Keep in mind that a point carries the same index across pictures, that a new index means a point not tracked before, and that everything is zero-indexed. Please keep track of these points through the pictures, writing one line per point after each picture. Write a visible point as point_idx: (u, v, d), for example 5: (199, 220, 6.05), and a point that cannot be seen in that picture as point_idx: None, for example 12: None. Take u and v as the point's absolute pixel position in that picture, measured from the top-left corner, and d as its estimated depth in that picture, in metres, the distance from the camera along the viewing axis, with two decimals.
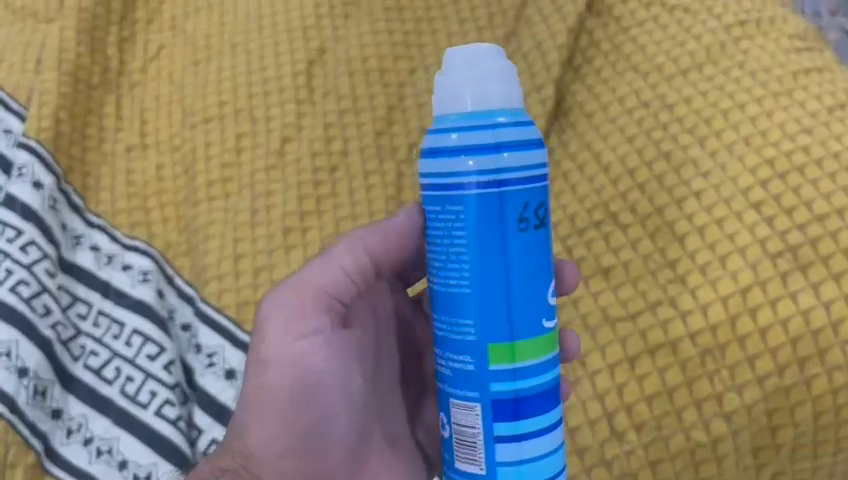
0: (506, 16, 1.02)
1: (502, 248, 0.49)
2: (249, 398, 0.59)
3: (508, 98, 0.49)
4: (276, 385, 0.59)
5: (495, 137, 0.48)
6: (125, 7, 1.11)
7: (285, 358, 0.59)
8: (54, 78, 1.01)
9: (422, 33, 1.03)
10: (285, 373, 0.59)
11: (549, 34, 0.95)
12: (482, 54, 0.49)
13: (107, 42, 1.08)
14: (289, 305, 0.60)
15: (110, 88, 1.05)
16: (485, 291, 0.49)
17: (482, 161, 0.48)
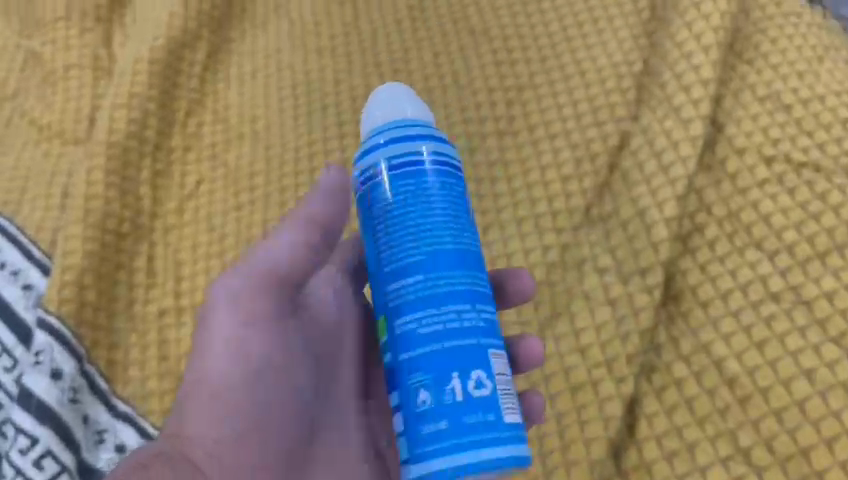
0: (596, 170, 0.85)
1: (450, 209, 0.59)
2: (191, 386, 0.64)
3: (419, 114, 0.62)
4: (222, 371, 0.63)
5: (410, 139, 0.60)
6: (160, 136, 1.01)
7: (226, 348, 0.64)
8: (79, 230, 0.89)
9: (495, 180, 0.88)
10: (230, 360, 0.63)
11: (655, 201, 0.80)
12: (396, 94, 0.62)
13: (139, 180, 0.97)
14: (241, 289, 0.64)
15: (141, 234, 0.93)
16: (453, 240, 0.57)
17: (396, 152, 0.59)
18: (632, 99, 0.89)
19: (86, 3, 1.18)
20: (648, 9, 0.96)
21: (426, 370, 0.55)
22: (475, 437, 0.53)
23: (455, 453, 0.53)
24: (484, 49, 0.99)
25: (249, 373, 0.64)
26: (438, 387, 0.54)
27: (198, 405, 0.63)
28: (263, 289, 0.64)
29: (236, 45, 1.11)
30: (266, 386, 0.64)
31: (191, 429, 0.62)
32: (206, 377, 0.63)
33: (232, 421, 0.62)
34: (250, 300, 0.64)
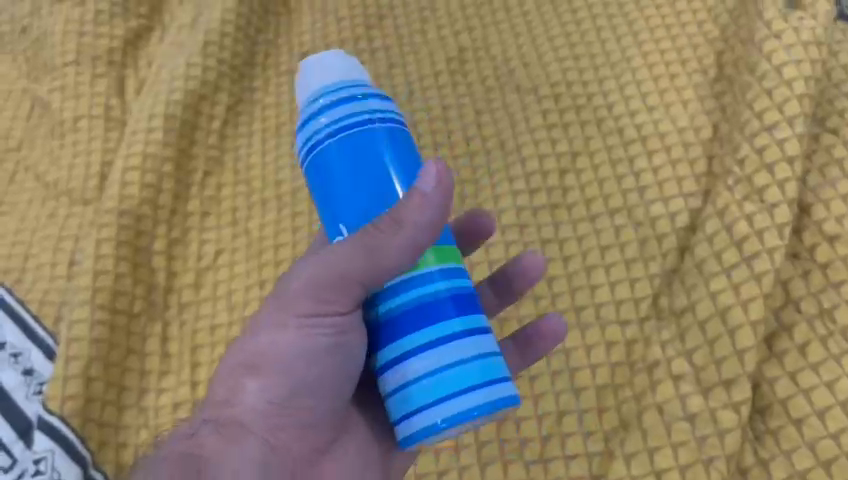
0: (665, 254, 0.77)
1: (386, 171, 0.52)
2: (252, 357, 0.57)
3: (346, 75, 0.53)
4: (287, 350, 0.56)
5: (347, 102, 0.52)
6: (176, 200, 0.92)
7: (294, 330, 0.55)
8: (87, 313, 0.80)
9: (551, 260, 0.80)
10: (299, 337, 0.55)
11: (738, 302, 0.69)
12: (324, 56, 0.54)
13: (152, 251, 0.88)
14: (326, 261, 0.53)
15: (155, 312, 0.85)
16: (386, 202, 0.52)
17: (335, 116, 0.52)
18: (702, 171, 0.81)
19: (98, 46, 1.09)
20: (714, 67, 0.88)
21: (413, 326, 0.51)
22: (461, 374, 0.50)
23: (447, 401, 0.50)
24: (532, 109, 0.91)
25: (315, 358, 0.56)
26: (438, 335, 0.51)
27: (257, 378, 0.56)
28: (335, 277, 0.52)
29: (259, 96, 1.03)
30: (329, 360, 0.56)
31: (242, 403, 0.56)
32: (268, 350, 0.56)
33: (289, 402, 0.56)
34: (316, 284, 0.53)
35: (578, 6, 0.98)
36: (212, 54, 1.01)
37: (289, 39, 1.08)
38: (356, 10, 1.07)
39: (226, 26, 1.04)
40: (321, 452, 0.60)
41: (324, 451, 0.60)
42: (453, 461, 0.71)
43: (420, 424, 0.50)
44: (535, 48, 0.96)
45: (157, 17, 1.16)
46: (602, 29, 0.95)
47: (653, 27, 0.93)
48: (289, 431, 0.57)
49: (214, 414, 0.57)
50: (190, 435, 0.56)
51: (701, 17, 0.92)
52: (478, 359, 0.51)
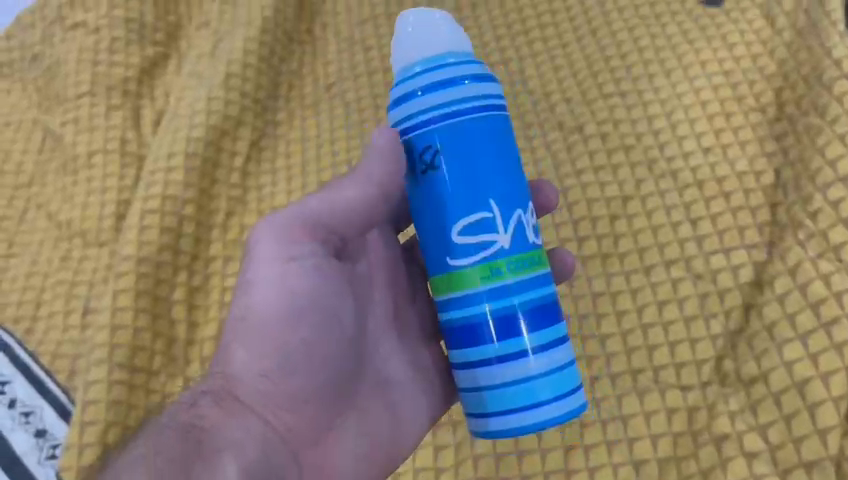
0: (728, 311, 0.72)
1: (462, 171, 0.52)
2: (235, 331, 0.60)
3: (448, 49, 0.53)
4: (262, 310, 0.59)
5: (443, 86, 0.52)
6: (197, 244, 0.87)
7: (269, 283, 0.60)
8: (104, 373, 0.74)
9: (603, 316, 0.75)
10: (273, 294, 0.60)
11: (819, 375, 0.63)
12: (428, 21, 0.53)
13: (172, 300, 0.82)
14: (279, 222, 0.61)
15: (175, 368, 0.79)
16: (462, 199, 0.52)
17: (430, 100, 0.52)
18: (765, 221, 0.76)
19: (113, 75, 1.04)
20: (773, 106, 0.82)
21: (501, 331, 0.52)
22: (539, 384, 0.51)
23: (531, 410, 0.51)
24: (577, 149, 0.86)
25: (290, 310, 0.59)
26: (514, 349, 0.51)
27: (241, 344, 0.59)
28: (302, 230, 0.61)
29: (284, 130, 0.98)
30: (311, 319, 0.60)
31: (235, 371, 0.59)
32: (249, 318, 0.60)
33: (274, 362, 0.59)
34: (288, 239, 0.61)
35: (622, 37, 0.92)
36: (234, 86, 0.96)
37: (313, 69, 1.03)
38: (384, 38, 1.02)
39: (249, 57, 0.98)
40: (317, 423, 0.61)
41: (320, 423, 0.61)
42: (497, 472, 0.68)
43: (495, 426, 0.52)
44: (576, 83, 0.91)
45: (174, 43, 1.11)
46: (650, 62, 0.89)
47: (704, 61, 0.87)
48: (279, 396, 0.59)
49: (212, 385, 0.58)
50: (190, 405, 0.57)
51: (756, 50, 0.86)
52: (552, 375, 0.52)
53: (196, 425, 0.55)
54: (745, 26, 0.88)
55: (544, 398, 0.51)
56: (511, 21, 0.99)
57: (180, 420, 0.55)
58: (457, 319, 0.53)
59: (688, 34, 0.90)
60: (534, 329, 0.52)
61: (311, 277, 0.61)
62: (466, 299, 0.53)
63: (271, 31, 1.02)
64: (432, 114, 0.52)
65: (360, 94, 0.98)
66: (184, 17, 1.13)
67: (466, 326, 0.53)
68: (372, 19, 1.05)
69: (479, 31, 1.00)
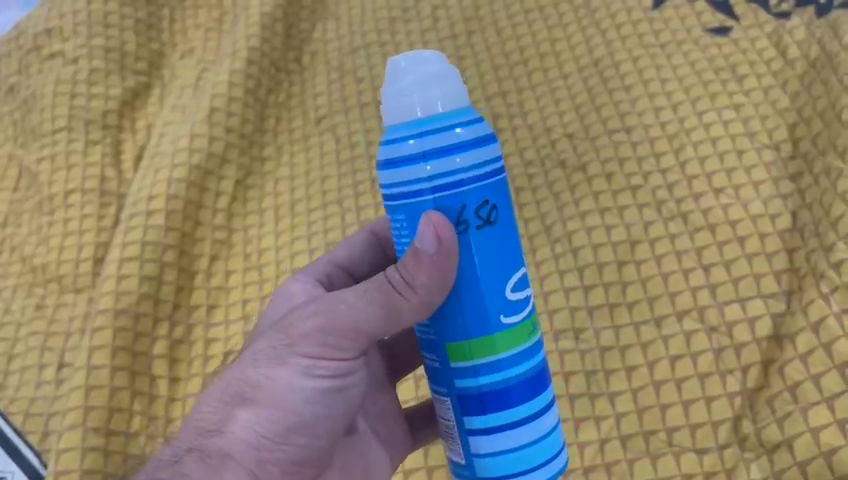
0: (745, 368, 0.67)
1: (475, 246, 0.44)
2: (241, 391, 0.49)
3: (452, 100, 0.43)
4: (284, 389, 0.48)
5: (454, 149, 0.42)
6: (179, 292, 0.82)
7: (300, 368, 0.48)
8: (77, 439, 0.69)
9: (612, 372, 0.70)
10: (299, 380, 0.48)
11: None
12: (423, 62, 0.43)
13: (153, 355, 0.77)
14: (332, 303, 0.48)
15: (155, 429, 0.74)
16: (475, 269, 0.44)
17: (437, 168, 0.42)
18: (782, 267, 0.71)
19: (92, 108, 0.98)
20: (788, 142, 0.78)
21: (494, 403, 0.46)
22: (525, 455, 0.46)
23: (520, 478, 0.46)
24: (580, 189, 0.81)
25: (315, 396, 0.49)
26: (517, 414, 0.46)
27: (248, 412, 0.49)
28: (354, 330, 0.48)
29: (271, 167, 0.93)
30: (333, 402, 0.50)
31: (234, 434, 0.48)
32: (265, 389, 0.48)
33: (281, 441, 0.49)
34: (343, 332, 0.47)
35: (625, 69, 0.88)
36: (218, 121, 0.91)
37: (302, 101, 0.98)
38: (376, 69, 0.98)
39: (234, 90, 0.94)
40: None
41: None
42: None
43: None
44: (578, 117, 0.87)
45: (156, 72, 1.05)
46: (655, 95, 0.85)
47: (713, 94, 0.83)
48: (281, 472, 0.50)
49: (199, 441, 0.49)
50: (173, 461, 0.48)
51: (767, 82, 0.82)
52: (548, 439, 0.47)
53: None
54: (754, 57, 0.84)
55: (529, 469, 0.47)
56: (509, 51, 0.95)
57: None
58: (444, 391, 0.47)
59: (695, 65, 0.85)
60: (528, 398, 0.46)
61: (345, 365, 0.50)
62: (457, 371, 0.46)
63: (257, 62, 0.97)
64: (432, 185, 0.42)
65: (351, 128, 0.93)
66: (167, 45, 1.07)
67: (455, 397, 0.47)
68: (363, 48, 1.00)
69: (475, 61, 0.96)
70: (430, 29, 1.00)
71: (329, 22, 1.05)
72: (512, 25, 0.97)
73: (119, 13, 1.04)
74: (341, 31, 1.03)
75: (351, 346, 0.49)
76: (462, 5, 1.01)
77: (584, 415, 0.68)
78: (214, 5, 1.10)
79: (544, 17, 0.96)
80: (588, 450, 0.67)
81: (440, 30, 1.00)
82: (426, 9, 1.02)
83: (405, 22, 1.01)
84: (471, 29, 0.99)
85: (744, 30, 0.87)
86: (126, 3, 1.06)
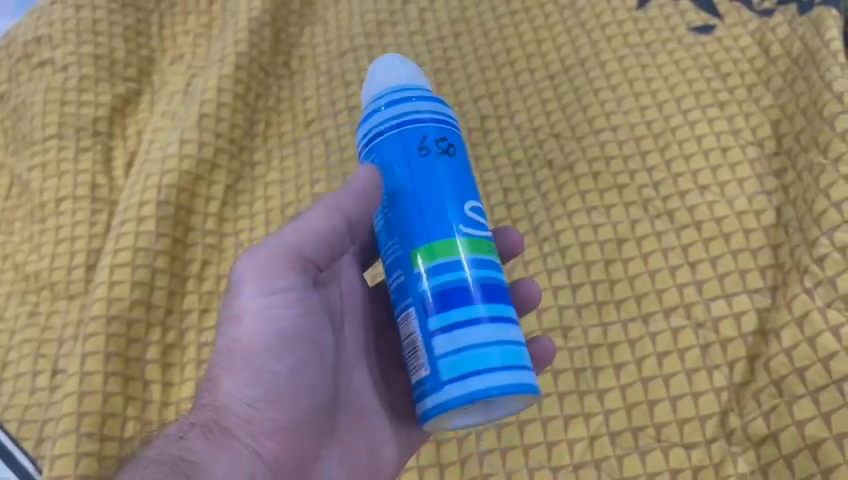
0: (731, 363, 0.68)
1: (429, 167, 0.51)
2: (221, 358, 0.56)
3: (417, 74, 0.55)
4: (249, 338, 0.55)
5: (415, 98, 0.53)
6: (171, 297, 0.82)
7: (256, 311, 0.55)
8: (71, 445, 0.70)
9: (601, 369, 0.71)
10: (258, 322, 0.54)
11: (833, 437, 0.60)
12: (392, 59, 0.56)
13: (146, 360, 0.78)
14: (265, 250, 0.55)
15: (149, 433, 0.74)
16: (430, 182, 0.51)
17: (403, 108, 0.52)
18: (767, 263, 0.72)
19: (83, 116, 0.98)
20: (771, 139, 0.79)
21: (443, 301, 0.49)
22: (491, 352, 0.47)
23: (472, 376, 0.47)
24: (567, 188, 0.82)
25: (278, 337, 0.55)
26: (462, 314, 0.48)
27: (228, 375, 0.55)
28: (290, 261, 0.55)
29: (261, 171, 0.94)
30: (300, 345, 0.55)
31: (222, 399, 0.55)
32: (237, 345, 0.55)
33: (263, 387, 0.54)
34: (277, 268, 0.55)
35: (611, 68, 0.88)
36: (207, 127, 0.92)
37: (291, 105, 0.99)
38: (364, 73, 0.98)
39: (223, 95, 0.94)
40: (308, 452, 0.57)
41: (311, 451, 0.58)
42: (476, 468, 0.68)
43: (442, 398, 0.47)
44: (565, 117, 0.88)
45: (146, 78, 1.05)
46: (641, 94, 0.85)
47: (698, 93, 0.83)
48: (271, 425, 0.55)
49: (198, 417, 0.55)
50: (178, 438, 0.53)
51: (750, 80, 0.83)
52: (500, 343, 0.48)
53: (186, 460, 0.51)
54: (738, 55, 0.85)
55: (491, 367, 0.47)
56: (496, 52, 0.96)
57: (166, 456, 0.52)
58: (410, 301, 0.50)
59: (680, 64, 0.86)
60: (474, 300, 0.49)
61: (296, 298, 0.55)
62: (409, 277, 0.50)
63: (246, 67, 0.97)
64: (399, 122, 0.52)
65: (341, 132, 0.94)
66: (156, 51, 1.08)
67: (420, 305, 0.50)
68: (351, 52, 1.01)
69: (462, 62, 0.96)
70: (417, 32, 1.01)
71: (318, 27, 1.06)
72: (498, 27, 0.98)
73: (108, 20, 1.05)
74: (329, 35, 1.04)
75: (292, 278, 0.55)
76: (449, 7, 1.02)
77: (573, 412, 0.69)
78: (203, 11, 1.11)
79: (530, 19, 0.97)
80: (578, 447, 0.67)
81: (427, 32, 1.00)
82: (414, 12, 1.03)
83: (392, 26, 1.02)
84: (458, 30, 0.99)
85: (727, 29, 0.87)
86: (115, 10, 1.06)
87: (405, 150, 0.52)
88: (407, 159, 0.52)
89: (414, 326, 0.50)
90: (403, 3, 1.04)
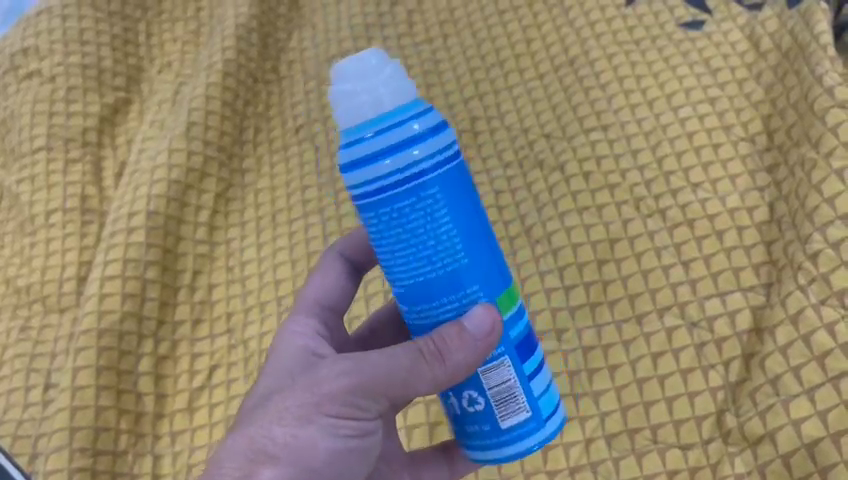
0: (727, 362, 0.67)
1: (477, 210, 0.45)
2: (266, 445, 0.45)
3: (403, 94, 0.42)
4: (313, 442, 0.45)
5: (433, 117, 0.43)
6: (163, 308, 0.82)
7: (325, 419, 0.45)
8: (64, 460, 0.70)
9: (595, 370, 0.70)
10: (326, 440, 0.45)
11: (830, 435, 0.59)
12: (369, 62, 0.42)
13: (138, 372, 0.78)
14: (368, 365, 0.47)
15: (143, 446, 0.74)
16: (480, 221, 0.45)
17: (441, 143, 0.43)
18: (761, 260, 0.71)
19: (71, 126, 0.97)
20: (763, 134, 0.78)
21: (517, 358, 0.46)
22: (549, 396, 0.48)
23: (541, 429, 0.47)
24: (558, 189, 0.81)
25: (336, 450, 0.46)
26: (529, 368, 0.47)
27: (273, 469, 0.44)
28: (380, 397, 0.47)
29: (252, 179, 0.93)
30: (348, 464, 0.47)
31: None
32: (292, 443, 0.45)
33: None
34: (360, 395, 0.46)
35: (601, 66, 0.88)
36: (196, 135, 0.91)
37: (281, 111, 0.98)
38: None
39: (211, 102, 0.94)
40: None
41: None
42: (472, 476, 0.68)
43: (509, 450, 0.47)
44: (555, 117, 0.87)
45: (135, 87, 1.05)
46: (631, 92, 0.85)
47: (688, 89, 0.83)
48: None
49: None
50: None
51: (741, 75, 0.82)
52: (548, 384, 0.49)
53: None
54: (728, 49, 0.84)
55: (553, 413, 0.48)
56: (485, 52, 0.95)
57: None
58: (504, 351, 0.46)
59: (670, 61, 0.86)
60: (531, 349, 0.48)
61: (365, 426, 0.47)
62: None
63: (234, 74, 0.97)
64: (442, 161, 0.43)
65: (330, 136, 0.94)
66: (145, 59, 1.07)
67: (513, 355, 0.46)
68: (339, 55, 1.00)
69: (452, 63, 0.96)
70: (406, 34, 1.00)
71: (306, 31, 1.05)
72: (487, 27, 0.97)
73: (96, 29, 1.04)
74: (318, 38, 1.03)
75: (372, 411, 0.47)
76: (437, 9, 1.01)
77: (568, 415, 0.69)
78: (192, 18, 1.11)
79: (519, 18, 0.96)
80: (574, 450, 0.67)
81: (415, 34, 1.00)
82: (402, 14, 1.02)
83: (380, 28, 1.01)
84: (446, 32, 0.99)
85: (717, 24, 0.87)
86: (102, 18, 1.06)
87: (458, 181, 0.44)
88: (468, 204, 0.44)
89: (507, 373, 0.46)
90: (391, 5, 1.03)
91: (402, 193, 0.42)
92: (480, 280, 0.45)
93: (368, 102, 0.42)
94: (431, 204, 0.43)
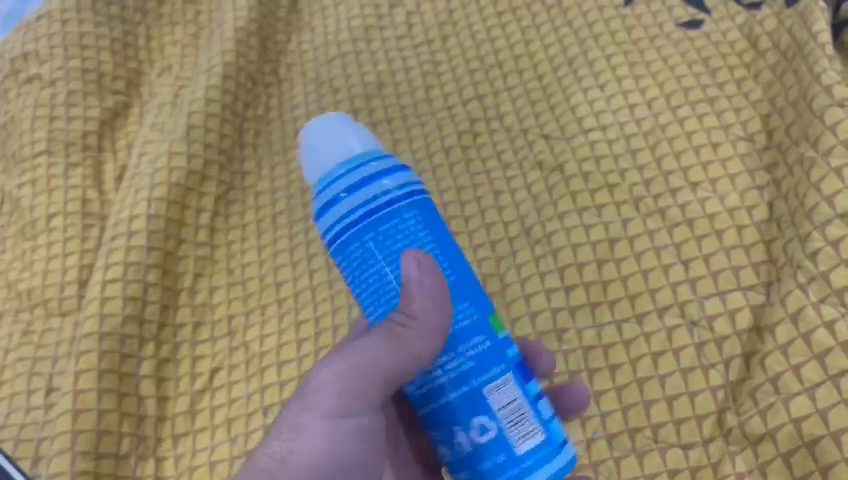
0: (727, 361, 0.67)
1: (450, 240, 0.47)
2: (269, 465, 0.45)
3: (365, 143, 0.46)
4: (311, 449, 0.45)
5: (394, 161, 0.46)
6: (164, 311, 0.82)
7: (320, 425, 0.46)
8: (67, 464, 0.71)
9: (595, 370, 0.70)
10: (326, 440, 0.45)
11: (832, 433, 0.59)
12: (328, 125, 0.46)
13: (140, 374, 0.78)
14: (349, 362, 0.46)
15: (145, 449, 0.74)
16: (453, 250, 0.47)
17: (405, 180, 0.45)
18: (761, 259, 0.71)
19: (72, 130, 0.97)
20: (762, 133, 0.78)
21: (520, 378, 0.46)
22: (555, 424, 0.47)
23: (560, 451, 0.45)
24: (558, 190, 0.82)
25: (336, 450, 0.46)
26: (533, 391, 0.46)
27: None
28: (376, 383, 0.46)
29: (252, 181, 0.93)
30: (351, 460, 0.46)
31: None
32: (292, 456, 0.45)
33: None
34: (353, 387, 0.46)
35: (600, 66, 0.88)
36: (196, 138, 0.91)
37: (281, 113, 0.99)
38: (353, 79, 0.98)
39: (211, 105, 0.94)
40: None
41: None
42: None
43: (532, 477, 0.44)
44: (554, 117, 0.87)
45: (135, 91, 1.05)
46: (630, 92, 0.85)
47: (687, 89, 0.83)
48: None
49: None
50: None
51: (739, 74, 0.83)
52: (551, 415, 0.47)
53: None
54: (726, 49, 0.85)
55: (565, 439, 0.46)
56: (484, 54, 0.95)
57: None
58: (507, 368, 0.45)
59: (668, 60, 0.86)
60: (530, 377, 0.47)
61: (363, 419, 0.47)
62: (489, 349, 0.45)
63: (234, 77, 0.97)
64: (407, 191, 0.45)
65: None
66: (145, 63, 1.07)
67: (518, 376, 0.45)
68: (339, 58, 1.00)
69: (451, 65, 0.96)
70: (405, 36, 1.00)
71: (305, 34, 1.05)
72: (485, 28, 0.97)
73: (95, 33, 1.04)
74: (317, 41, 1.03)
75: (370, 399, 0.46)
76: (436, 10, 1.01)
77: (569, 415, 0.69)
78: (191, 21, 1.11)
79: (518, 19, 0.96)
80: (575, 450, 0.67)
81: (414, 36, 1.00)
82: (401, 16, 1.02)
83: (379, 30, 1.02)
84: (445, 33, 0.99)
85: (715, 23, 0.87)
86: (101, 22, 1.06)
87: (428, 210, 0.46)
88: (440, 229, 0.46)
89: (514, 392, 0.45)
90: (390, 7, 1.03)
91: (376, 220, 0.44)
92: (466, 298, 0.46)
93: (324, 155, 0.45)
94: (408, 226, 0.45)
